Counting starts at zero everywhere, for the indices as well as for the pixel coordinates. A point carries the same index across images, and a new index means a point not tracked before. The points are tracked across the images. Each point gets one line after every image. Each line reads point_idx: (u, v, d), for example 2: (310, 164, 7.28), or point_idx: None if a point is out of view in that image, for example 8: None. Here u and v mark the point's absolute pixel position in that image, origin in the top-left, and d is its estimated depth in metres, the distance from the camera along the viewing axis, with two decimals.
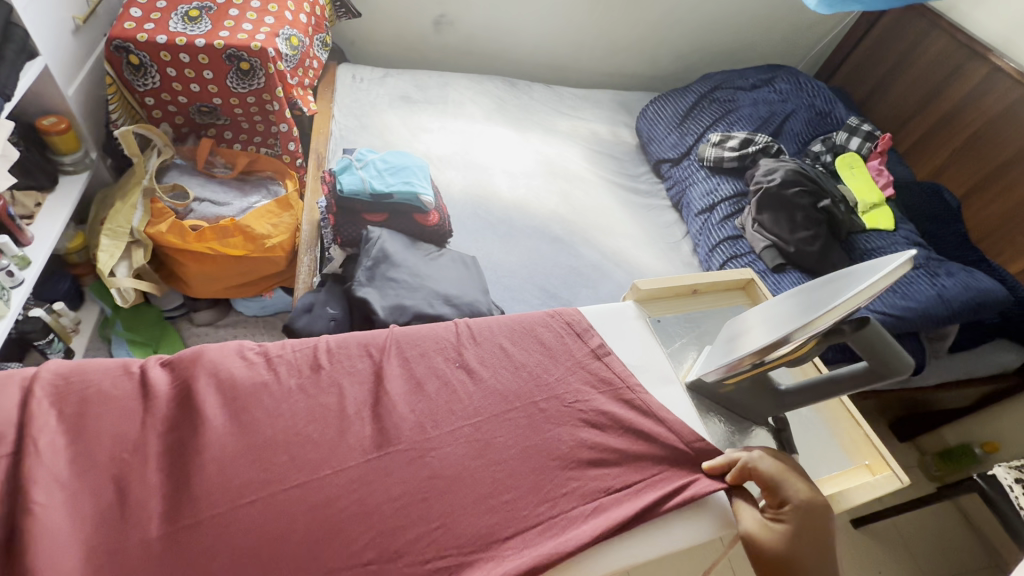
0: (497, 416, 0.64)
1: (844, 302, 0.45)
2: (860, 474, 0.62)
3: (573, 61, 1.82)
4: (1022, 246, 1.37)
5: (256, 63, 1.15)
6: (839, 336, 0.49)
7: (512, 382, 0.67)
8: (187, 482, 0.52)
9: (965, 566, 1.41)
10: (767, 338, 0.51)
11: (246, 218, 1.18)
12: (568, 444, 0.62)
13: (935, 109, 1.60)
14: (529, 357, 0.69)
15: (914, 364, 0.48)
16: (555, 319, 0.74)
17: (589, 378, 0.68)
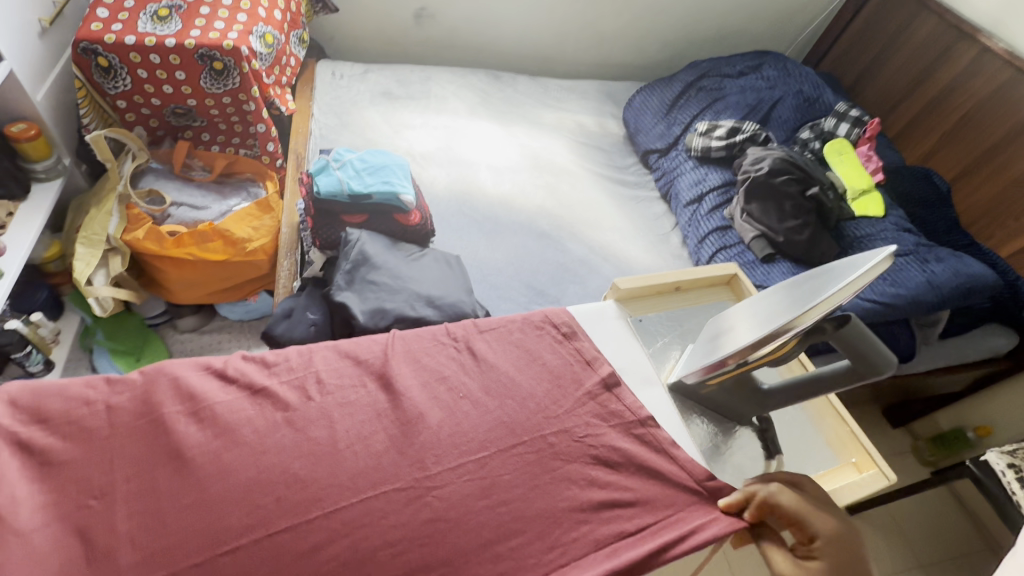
0: (501, 453, 0.51)
1: (827, 299, 0.44)
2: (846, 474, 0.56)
3: (558, 52, 1.79)
4: (1012, 229, 1.35)
5: (230, 63, 1.13)
6: (822, 334, 0.47)
7: (518, 414, 0.54)
8: (139, 517, 0.43)
9: (960, 550, 1.42)
10: (749, 337, 0.50)
11: (225, 222, 1.16)
12: (579, 484, 0.51)
13: (924, 92, 1.58)
14: (521, 375, 0.57)
15: (896, 361, 0.47)
16: (563, 337, 0.61)
17: (600, 411, 0.56)
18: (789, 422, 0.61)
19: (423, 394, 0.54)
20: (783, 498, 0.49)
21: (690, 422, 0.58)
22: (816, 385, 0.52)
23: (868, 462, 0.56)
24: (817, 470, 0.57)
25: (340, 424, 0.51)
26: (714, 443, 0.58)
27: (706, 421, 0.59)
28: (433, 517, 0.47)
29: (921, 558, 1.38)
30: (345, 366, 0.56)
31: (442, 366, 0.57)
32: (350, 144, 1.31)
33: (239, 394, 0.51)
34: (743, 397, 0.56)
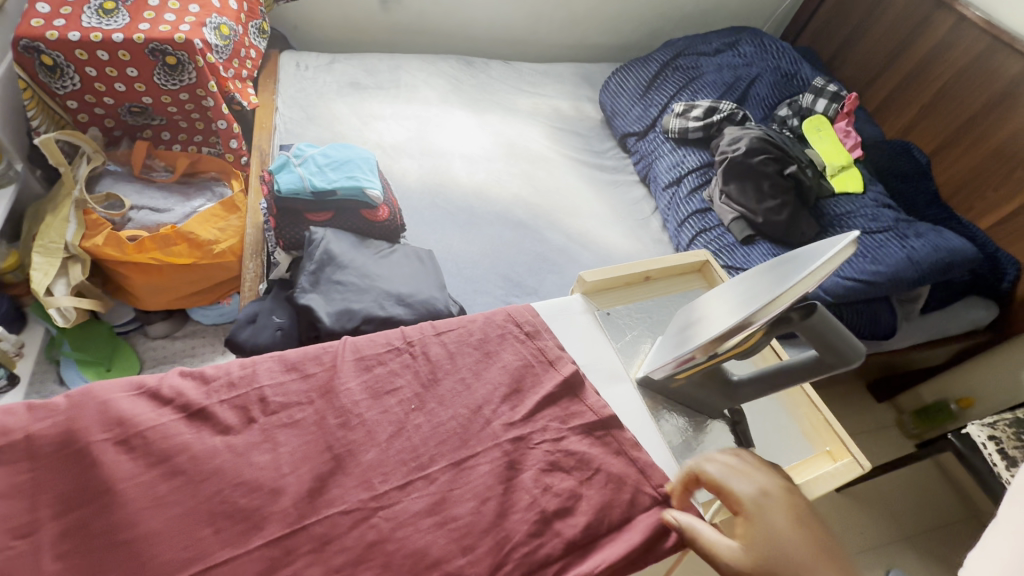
0: (453, 466, 0.49)
1: (788, 289, 0.42)
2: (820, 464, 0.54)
3: (532, 34, 1.74)
4: (992, 201, 1.34)
5: (183, 57, 1.08)
6: (788, 325, 0.45)
7: (475, 420, 0.52)
8: (61, 560, 0.40)
9: (946, 520, 1.43)
10: (714, 329, 0.48)
11: (189, 224, 1.12)
12: (536, 494, 0.48)
13: (902, 64, 1.56)
14: (478, 378, 0.55)
15: (864, 350, 0.45)
16: (524, 336, 0.58)
17: (561, 415, 0.54)
18: (762, 412, 0.59)
19: (372, 408, 0.51)
20: (708, 467, 0.47)
21: (659, 418, 0.57)
22: (784, 376, 0.50)
23: (843, 451, 0.54)
24: (791, 461, 0.55)
25: (283, 444, 0.48)
26: (682, 440, 0.56)
27: (676, 416, 0.57)
28: (379, 538, 0.44)
29: (908, 529, 1.40)
30: (290, 380, 0.52)
31: (394, 376, 0.54)
32: (317, 138, 1.26)
33: (173, 416, 0.48)
34: (712, 389, 0.54)
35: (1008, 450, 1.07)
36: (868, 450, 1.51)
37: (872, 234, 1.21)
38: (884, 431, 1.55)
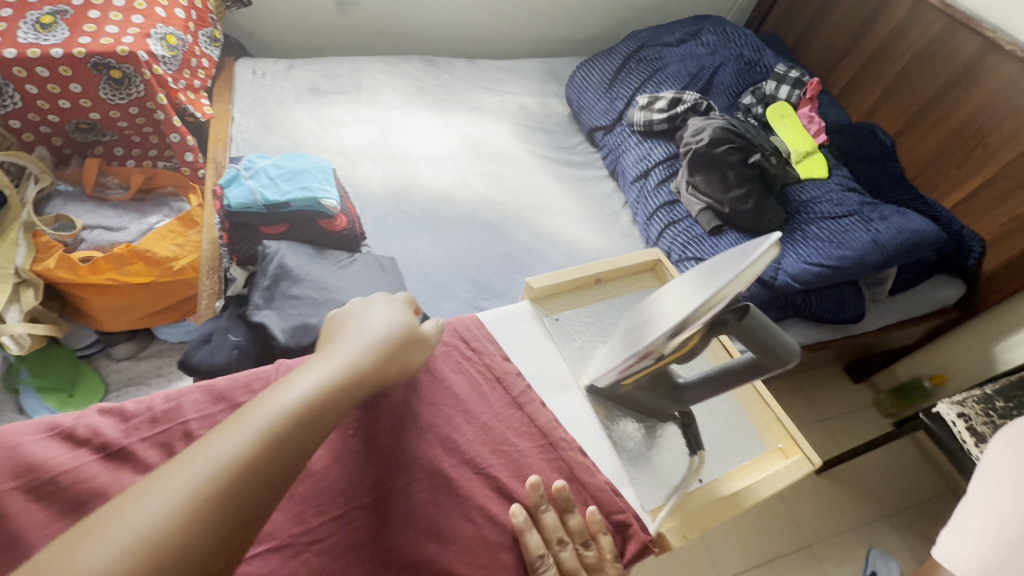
0: (391, 493, 0.46)
1: (728, 283, 0.40)
2: (772, 461, 0.55)
3: (495, 31, 1.72)
4: (956, 179, 1.35)
5: (128, 70, 1.04)
6: (725, 327, 0.45)
7: (419, 443, 0.49)
8: None
9: (925, 496, 1.45)
10: (654, 332, 0.46)
11: (145, 243, 1.09)
12: (477, 518, 0.47)
13: (864, 47, 1.57)
14: (420, 398, 0.52)
15: (799, 349, 0.45)
16: (470, 349, 0.57)
17: (505, 433, 0.52)
18: (716, 414, 0.59)
19: None
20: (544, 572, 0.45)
21: (610, 427, 0.56)
22: (728, 377, 0.50)
23: (794, 447, 0.55)
24: (743, 461, 0.55)
25: None
26: (634, 447, 0.55)
27: (628, 418, 0.57)
28: (310, 574, 0.42)
29: (887, 507, 1.42)
30: (217, 412, 0.46)
31: None
32: (276, 147, 1.24)
33: None
34: (661, 393, 0.53)
35: (976, 426, 1.09)
36: (844, 432, 1.54)
37: (837, 220, 1.22)
38: (860, 411, 1.59)
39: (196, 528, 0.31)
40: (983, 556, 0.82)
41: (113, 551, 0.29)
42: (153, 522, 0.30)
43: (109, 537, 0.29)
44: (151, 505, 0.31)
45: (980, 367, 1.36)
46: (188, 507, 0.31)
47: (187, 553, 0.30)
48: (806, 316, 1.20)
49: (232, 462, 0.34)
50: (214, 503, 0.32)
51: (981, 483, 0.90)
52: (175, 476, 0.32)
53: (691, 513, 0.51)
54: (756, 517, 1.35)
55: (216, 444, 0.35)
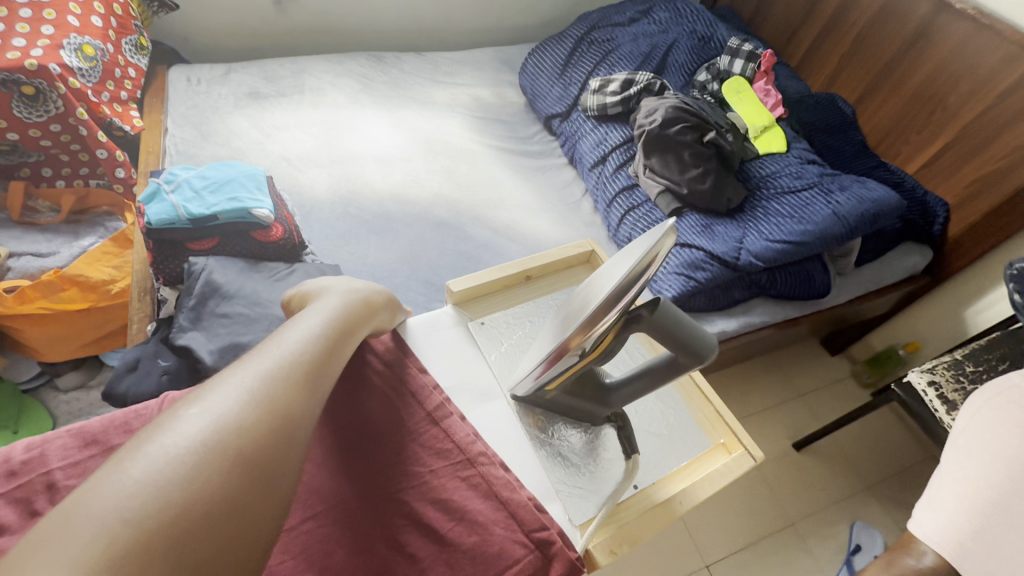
0: (288, 533, 0.44)
1: (661, 238, 0.39)
2: (712, 459, 0.53)
3: (445, 22, 1.67)
4: (916, 144, 1.33)
5: (41, 85, 0.98)
6: (639, 322, 0.43)
7: (328, 478, 0.48)
8: None
9: (905, 464, 1.44)
10: (578, 318, 0.41)
11: (75, 267, 1.03)
12: (383, 552, 0.44)
13: (819, 14, 1.54)
14: (332, 421, 0.51)
15: (716, 340, 0.44)
16: (381, 363, 0.55)
17: (418, 454, 0.50)
18: (652, 413, 0.58)
19: None
20: None
21: (543, 436, 0.55)
22: (654, 373, 0.48)
23: (736, 442, 0.54)
24: (683, 461, 0.54)
25: None
26: (571, 453, 0.55)
27: (560, 425, 0.56)
28: None
29: (868, 478, 1.41)
30: (85, 459, 0.46)
31: None
32: (214, 157, 1.18)
33: None
34: (586, 396, 0.51)
35: (946, 394, 1.07)
36: (823, 406, 1.52)
37: (796, 194, 1.19)
38: (841, 382, 1.57)
39: (289, 393, 0.36)
40: (955, 525, 0.75)
41: (234, 405, 0.33)
42: (253, 389, 0.35)
43: (218, 398, 0.33)
44: (244, 377, 0.35)
45: (954, 332, 1.35)
46: (278, 379, 0.36)
47: (290, 410, 0.35)
48: (771, 295, 1.18)
49: (295, 354, 0.40)
50: (296, 379, 0.38)
51: (952, 450, 0.84)
52: (250, 363, 0.37)
53: (623, 525, 0.49)
54: (735, 497, 1.33)
55: (273, 346, 0.40)
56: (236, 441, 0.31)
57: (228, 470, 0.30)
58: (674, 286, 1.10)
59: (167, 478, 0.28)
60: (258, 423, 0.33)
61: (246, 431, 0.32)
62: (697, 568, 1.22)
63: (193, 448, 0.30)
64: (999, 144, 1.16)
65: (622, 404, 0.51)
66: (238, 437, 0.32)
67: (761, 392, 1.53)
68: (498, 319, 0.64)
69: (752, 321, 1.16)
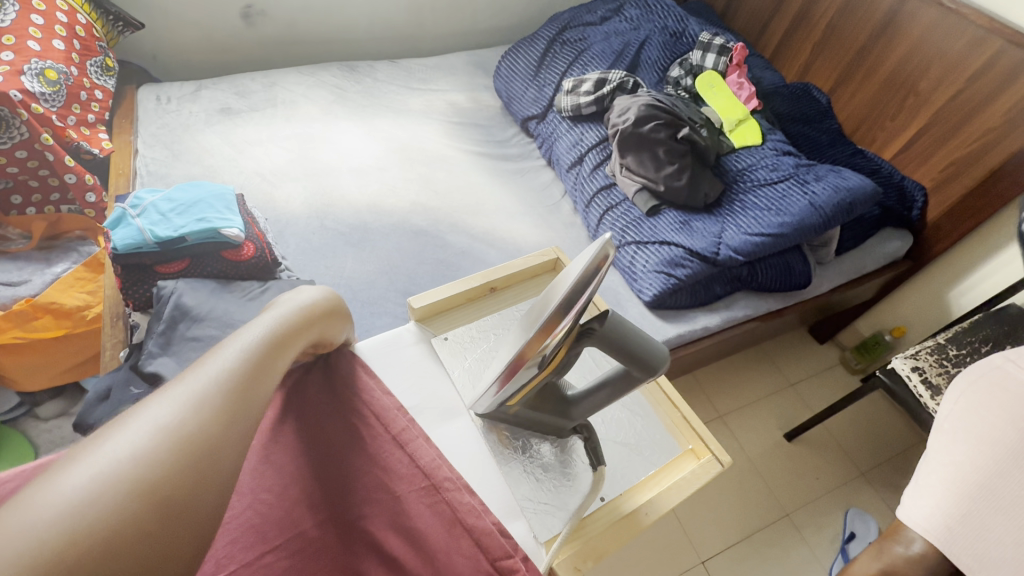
0: (243, 569, 0.41)
1: (603, 243, 0.41)
2: (674, 469, 0.57)
3: (418, 28, 1.67)
4: (891, 130, 1.34)
5: (4, 112, 0.96)
6: (592, 335, 0.45)
7: (290, 508, 0.46)
8: None
9: (895, 449, 1.44)
10: (535, 325, 0.41)
11: (47, 294, 0.98)
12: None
13: (789, 6, 1.54)
14: (301, 444, 0.50)
15: (667, 351, 0.47)
16: (344, 388, 0.55)
17: (384, 479, 0.51)
18: (620, 423, 0.62)
19: None
20: None
21: (510, 451, 0.58)
22: (612, 384, 0.51)
23: (705, 447, 0.58)
24: (651, 470, 0.57)
25: None
26: (541, 467, 0.58)
27: (526, 439, 0.59)
28: None
29: (859, 464, 1.41)
30: None
31: None
32: (186, 175, 1.17)
33: None
34: (548, 409, 0.53)
35: (930, 378, 1.06)
36: (812, 395, 1.52)
37: (773, 186, 1.19)
38: (829, 370, 1.58)
39: (229, 413, 0.30)
40: (943, 511, 0.74)
41: (165, 428, 0.27)
42: (182, 409, 0.28)
43: (130, 421, 0.26)
44: (176, 394, 0.29)
45: (937, 315, 1.35)
46: (222, 394, 0.30)
47: (231, 434, 0.29)
48: (752, 287, 1.18)
49: (233, 365, 0.33)
50: (241, 395, 0.32)
51: (938, 435, 0.83)
52: (179, 380, 0.30)
53: (587, 540, 0.51)
54: (728, 492, 1.33)
55: (210, 357, 0.33)
56: (167, 471, 0.25)
57: (154, 509, 0.24)
58: (654, 286, 1.09)
59: (82, 515, 0.22)
60: (183, 449, 0.26)
61: (176, 459, 0.26)
62: (692, 564, 1.22)
63: (93, 487, 0.23)
64: (973, 126, 1.16)
65: (583, 415, 0.53)
66: (156, 467, 0.25)
67: (750, 384, 1.53)
68: (460, 332, 0.67)
69: (735, 315, 1.16)
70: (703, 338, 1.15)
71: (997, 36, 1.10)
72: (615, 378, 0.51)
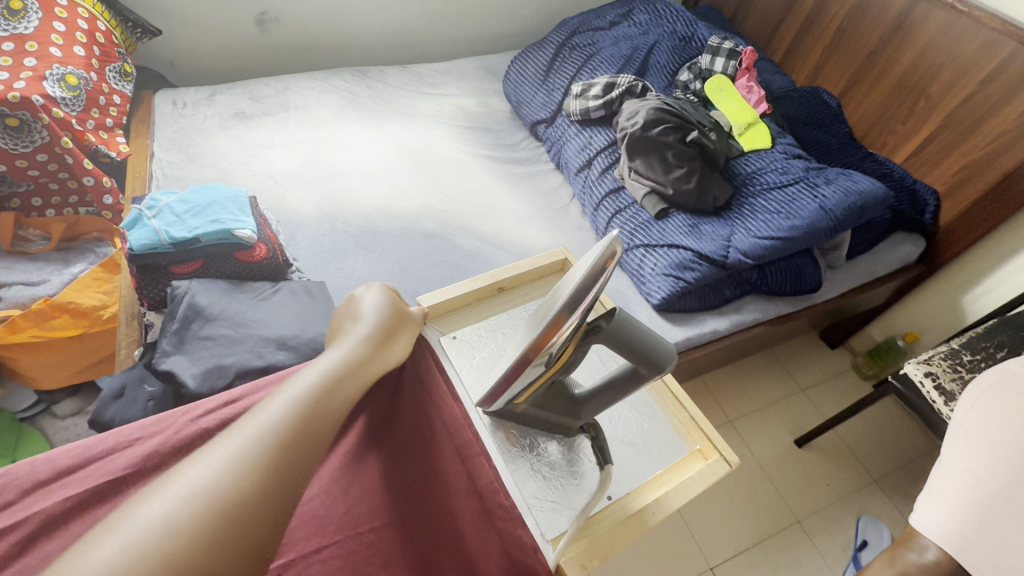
0: (302, 559, 0.48)
1: (612, 239, 0.41)
2: (682, 469, 0.57)
3: (428, 34, 1.69)
4: (903, 134, 1.33)
5: (26, 117, 0.98)
6: (598, 332, 0.45)
7: (352, 508, 0.52)
8: None
9: (910, 457, 1.41)
10: (542, 321, 0.41)
11: (66, 293, 0.99)
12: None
13: (798, 10, 1.54)
14: (374, 450, 0.56)
15: (674, 349, 0.47)
16: (418, 399, 0.58)
17: (442, 491, 0.53)
18: (627, 423, 0.62)
19: None
20: None
21: (518, 449, 0.58)
22: (618, 383, 0.51)
23: (712, 448, 0.58)
24: (657, 470, 0.57)
25: None
26: (549, 466, 0.58)
27: (534, 437, 0.59)
28: None
29: (872, 472, 1.39)
30: None
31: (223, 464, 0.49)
32: (200, 179, 1.18)
33: None
34: (556, 407, 0.53)
35: (944, 384, 1.05)
36: (824, 401, 1.51)
37: (783, 190, 1.19)
38: (841, 375, 1.56)
39: (243, 479, 0.36)
40: (957, 518, 0.73)
41: (180, 497, 0.34)
42: (204, 476, 0.35)
43: (172, 491, 0.34)
44: (205, 465, 0.36)
45: (951, 320, 1.34)
46: (241, 462, 0.37)
47: (238, 500, 0.35)
48: (762, 291, 1.17)
49: (265, 431, 0.40)
50: (259, 460, 0.38)
51: (952, 442, 0.81)
52: (216, 447, 0.38)
53: (593, 539, 0.51)
54: (739, 498, 1.32)
55: (249, 422, 0.40)
56: (173, 539, 0.32)
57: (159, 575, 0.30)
58: (663, 288, 1.09)
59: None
60: (197, 520, 0.33)
61: (183, 529, 0.32)
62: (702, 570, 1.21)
63: (125, 559, 0.30)
64: (986, 130, 1.15)
65: (591, 414, 0.53)
66: (176, 539, 0.32)
67: (761, 389, 1.52)
68: (469, 331, 0.68)
69: (744, 319, 1.15)
70: (712, 342, 1.15)
71: (1010, 39, 1.08)
72: (623, 377, 0.51)
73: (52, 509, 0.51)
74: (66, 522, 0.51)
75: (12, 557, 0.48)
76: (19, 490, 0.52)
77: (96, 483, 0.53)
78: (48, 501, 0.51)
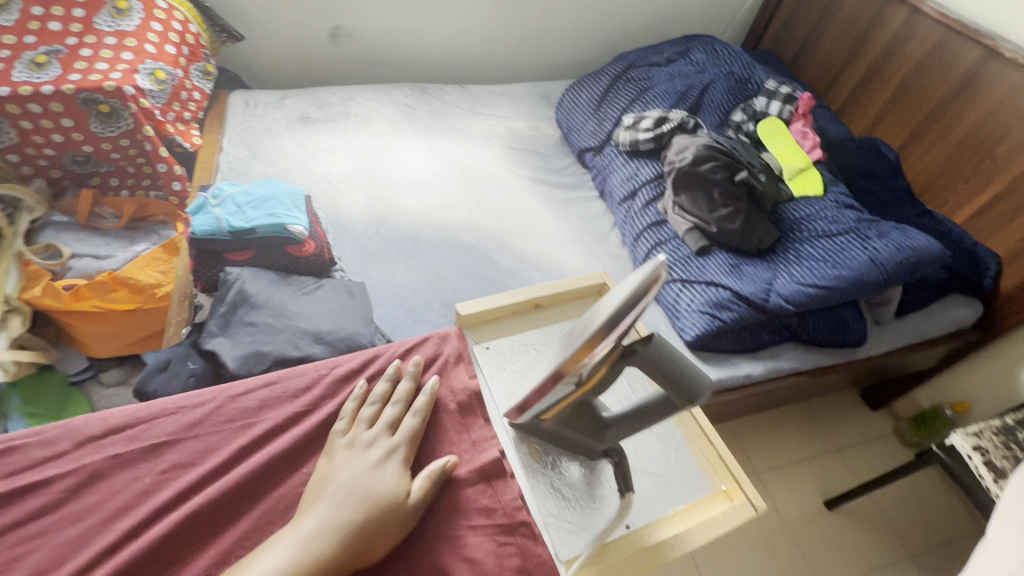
0: None
1: (657, 264, 0.41)
2: (704, 506, 0.57)
3: (488, 57, 1.75)
4: (965, 193, 1.28)
5: (116, 104, 1.06)
6: (633, 355, 0.45)
7: None
8: None
9: (949, 535, 1.32)
10: (580, 337, 0.42)
11: (127, 269, 1.05)
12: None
13: (861, 61, 1.52)
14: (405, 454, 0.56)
15: (711, 380, 0.46)
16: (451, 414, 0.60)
17: (466, 505, 0.54)
18: (652, 453, 0.61)
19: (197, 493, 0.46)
20: None
21: (540, 466, 0.59)
22: (648, 410, 0.51)
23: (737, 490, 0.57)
24: (679, 505, 0.57)
25: None
26: (568, 486, 0.58)
27: (559, 457, 0.60)
28: None
29: (909, 545, 1.30)
30: None
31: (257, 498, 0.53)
32: (262, 175, 1.26)
33: None
34: (584, 428, 0.54)
35: (995, 461, 0.98)
36: (861, 463, 1.43)
37: (831, 239, 1.16)
38: (881, 439, 1.48)
39: None
40: None
41: None
42: None
43: None
44: None
45: (1005, 394, 1.26)
46: None
47: None
48: (802, 340, 1.14)
49: None
50: None
51: (1001, 523, 0.76)
52: None
53: (606, 564, 0.52)
54: (762, 555, 1.25)
55: None
56: None
57: None
58: (697, 325, 1.07)
59: None
60: None
61: None
62: None
63: None
64: None
65: (619, 438, 0.53)
66: None
67: (793, 444, 1.45)
68: (501, 344, 0.69)
69: (781, 366, 1.11)
70: (745, 387, 1.12)
71: None
72: (656, 404, 0.50)
73: (99, 462, 0.54)
74: (110, 476, 0.54)
75: (65, 499, 0.52)
76: (72, 442, 0.55)
77: (140, 444, 0.56)
78: (97, 455, 0.55)
